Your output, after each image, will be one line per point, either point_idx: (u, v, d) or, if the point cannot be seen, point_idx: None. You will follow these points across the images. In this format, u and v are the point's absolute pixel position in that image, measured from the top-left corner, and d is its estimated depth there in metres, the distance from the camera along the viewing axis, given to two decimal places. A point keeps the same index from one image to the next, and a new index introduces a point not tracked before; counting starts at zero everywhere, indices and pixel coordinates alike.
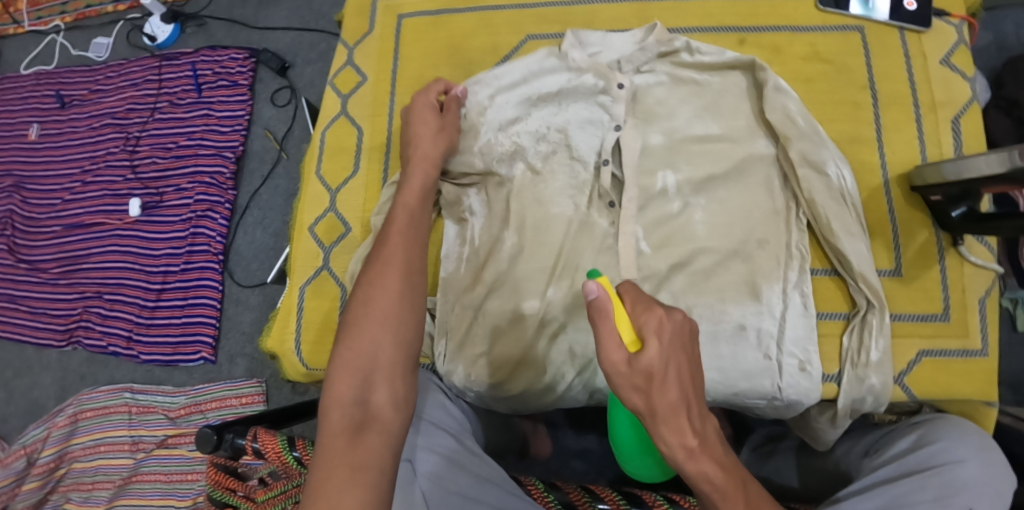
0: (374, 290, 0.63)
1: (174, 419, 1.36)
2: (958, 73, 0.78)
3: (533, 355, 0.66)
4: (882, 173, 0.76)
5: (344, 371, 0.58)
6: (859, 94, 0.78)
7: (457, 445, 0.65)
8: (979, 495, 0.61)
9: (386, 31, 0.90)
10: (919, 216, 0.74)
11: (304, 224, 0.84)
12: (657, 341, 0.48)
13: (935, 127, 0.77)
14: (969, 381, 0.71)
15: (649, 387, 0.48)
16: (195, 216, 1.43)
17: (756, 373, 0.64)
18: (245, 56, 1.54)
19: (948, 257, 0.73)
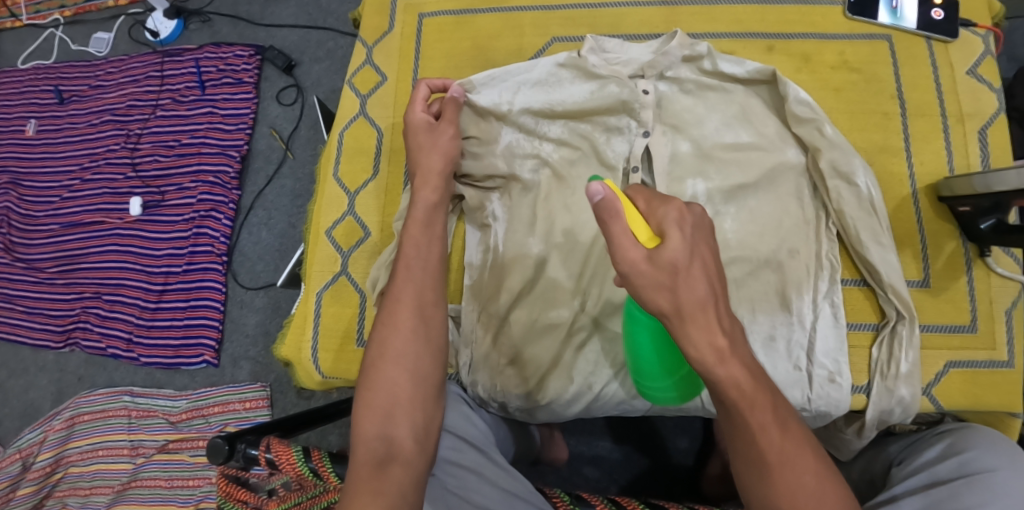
0: (387, 326, 0.63)
1: (175, 423, 1.33)
2: (985, 85, 0.76)
3: (561, 364, 0.64)
4: (911, 183, 0.74)
5: (367, 408, 0.59)
6: (888, 104, 0.76)
7: (482, 457, 0.63)
8: (1014, 503, 0.59)
9: (406, 30, 0.87)
10: (946, 227, 0.72)
11: (320, 227, 0.81)
12: (678, 234, 0.46)
13: (962, 137, 0.75)
14: (996, 394, 0.69)
15: (674, 284, 0.45)
16: (198, 217, 1.40)
17: (789, 386, 0.63)
18: (250, 53, 1.51)
19: (976, 268, 0.71)
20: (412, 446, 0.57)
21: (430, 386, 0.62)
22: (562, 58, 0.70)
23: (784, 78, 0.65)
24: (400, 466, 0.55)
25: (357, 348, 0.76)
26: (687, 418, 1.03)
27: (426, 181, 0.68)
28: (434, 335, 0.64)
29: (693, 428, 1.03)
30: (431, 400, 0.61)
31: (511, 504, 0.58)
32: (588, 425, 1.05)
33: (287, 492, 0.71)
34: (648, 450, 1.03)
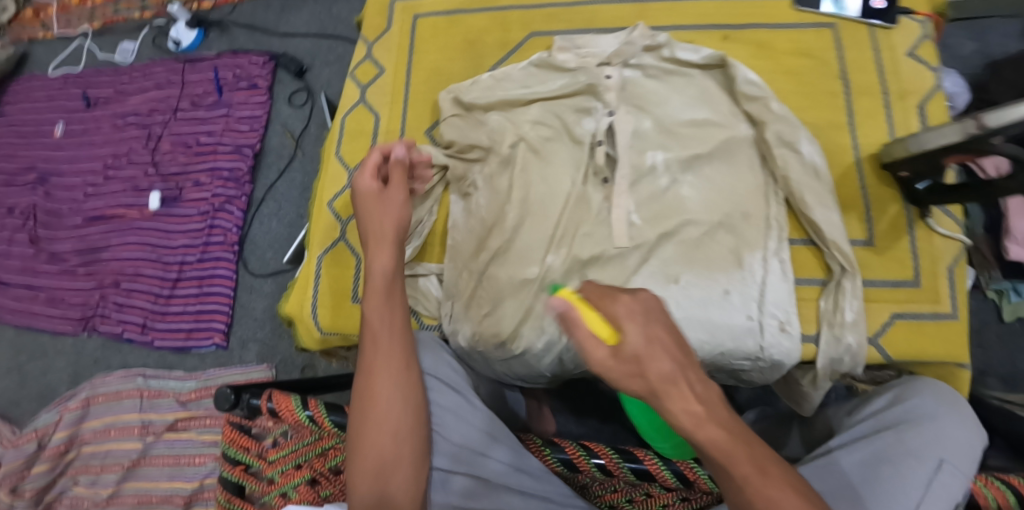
0: (366, 397, 0.64)
1: (184, 403, 1.41)
2: (924, 65, 0.84)
3: (534, 317, 0.70)
4: (855, 153, 0.81)
5: (360, 472, 0.61)
6: (834, 85, 0.84)
7: (463, 400, 0.70)
8: (951, 448, 0.65)
9: (404, 28, 0.97)
10: (889, 192, 0.79)
11: (322, 200, 0.89)
12: (633, 324, 0.48)
13: (904, 113, 0.82)
14: (940, 343, 0.75)
15: (642, 370, 0.46)
16: (213, 209, 1.49)
17: (750, 336, 0.68)
18: (264, 60, 1.62)
19: (918, 228, 0.78)
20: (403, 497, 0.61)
21: (416, 440, 0.64)
22: (538, 59, 0.82)
23: (733, 60, 0.73)
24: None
25: (352, 304, 0.84)
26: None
27: (381, 239, 0.70)
28: (411, 395, 0.65)
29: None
30: (420, 454, 0.63)
31: (489, 447, 0.67)
32: (574, 400, 1.12)
33: (285, 441, 0.78)
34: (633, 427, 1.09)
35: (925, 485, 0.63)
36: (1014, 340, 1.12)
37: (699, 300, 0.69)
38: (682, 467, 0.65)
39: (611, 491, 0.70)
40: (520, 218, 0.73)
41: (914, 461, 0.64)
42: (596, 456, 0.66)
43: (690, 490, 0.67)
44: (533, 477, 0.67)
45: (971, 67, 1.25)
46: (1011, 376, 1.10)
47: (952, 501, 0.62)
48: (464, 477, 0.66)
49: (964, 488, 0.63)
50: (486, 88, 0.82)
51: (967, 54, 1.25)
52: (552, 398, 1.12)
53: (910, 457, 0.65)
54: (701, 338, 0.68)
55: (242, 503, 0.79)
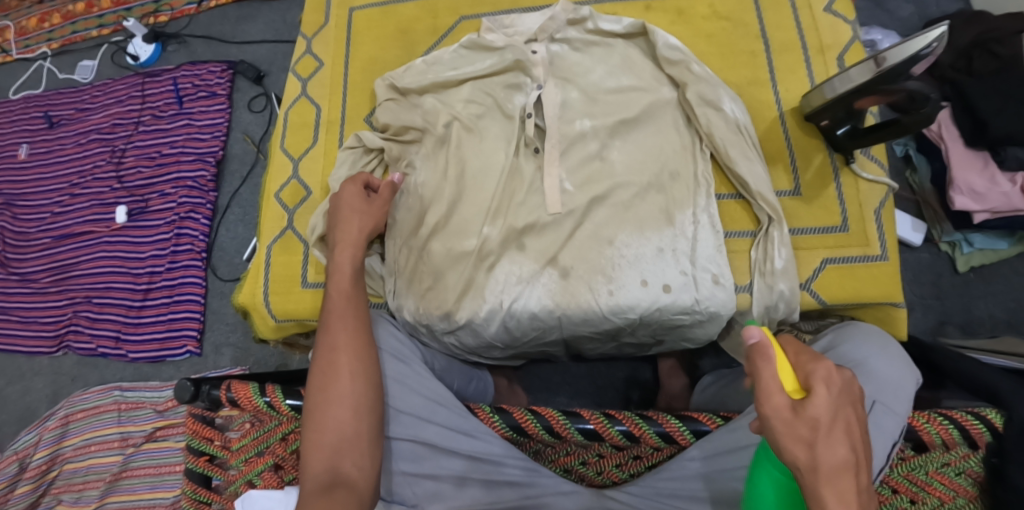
0: (329, 371, 0.66)
1: (162, 411, 1.42)
2: (841, 19, 0.90)
3: (474, 288, 0.74)
4: (778, 107, 0.86)
5: (315, 447, 0.62)
6: (754, 44, 0.90)
7: (407, 368, 0.72)
8: (882, 387, 0.68)
9: (340, 22, 1.01)
10: (814, 142, 0.84)
11: (270, 191, 0.93)
12: (825, 392, 0.49)
13: (823, 65, 0.88)
14: (873, 284, 0.79)
15: (815, 439, 0.47)
16: (179, 218, 1.50)
17: (689, 289, 0.71)
18: (222, 69, 1.63)
19: (843, 175, 0.83)
20: (358, 473, 0.61)
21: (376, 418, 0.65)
22: (466, 40, 0.86)
23: (651, 26, 0.79)
24: (344, 489, 0.59)
25: (302, 289, 0.87)
26: (637, 369, 1.11)
27: (346, 240, 0.76)
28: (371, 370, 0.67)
29: (644, 378, 1.10)
30: (375, 431, 0.64)
31: (433, 412, 0.69)
32: (542, 376, 1.14)
33: (249, 428, 0.80)
34: (601, 399, 1.11)
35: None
36: (968, 289, 1.14)
37: (633, 257, 0.72)
38: (628, 424, 0.67)
39: (564, 455, 0.71)
40: (461, 194, 0.78)
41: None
42: (544, 420, 0.68)
43: (639, 447, 0.69)
44: (482, 439, 0.68)
45: (911, 28, 1.28)
46: (968, 324, 1.12)
47: (887, 441, 0.65)
48: (410, 443, 0.68)
49: (897, 426, 0.65)
50: (419, 73, 0.86)
51: (907, 16, 1.28)
52: (520, 378, 1.14)
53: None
54: (638, 294, 0.71)
55: (209, 493, 0.81)
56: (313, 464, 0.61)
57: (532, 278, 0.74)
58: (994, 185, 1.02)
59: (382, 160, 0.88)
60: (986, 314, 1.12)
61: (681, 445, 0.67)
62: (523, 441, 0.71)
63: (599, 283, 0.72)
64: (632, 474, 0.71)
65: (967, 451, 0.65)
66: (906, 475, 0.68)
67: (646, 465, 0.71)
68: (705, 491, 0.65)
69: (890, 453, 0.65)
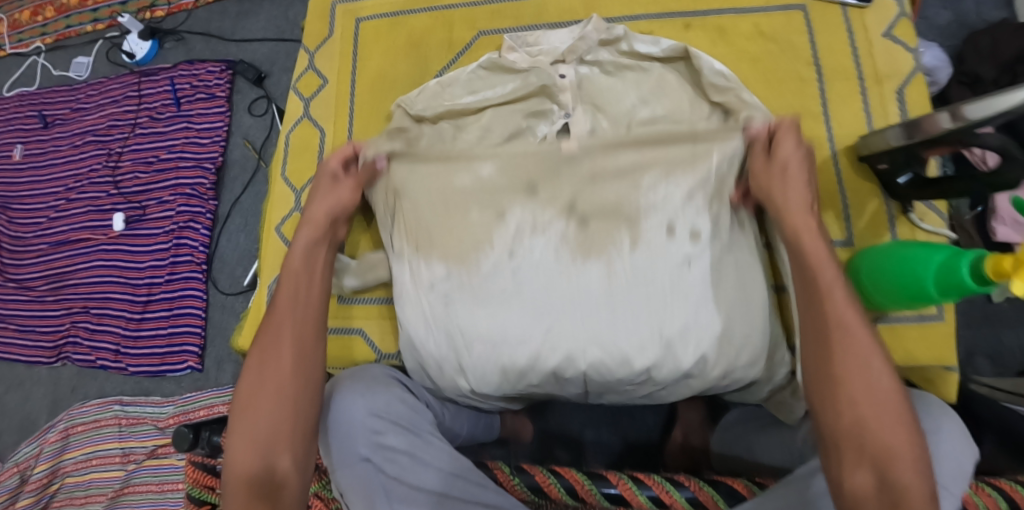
0: (269, 356, 0.69)
1: (164, 429, 1.37)
2: (901, 46, 0.89)
3: (483, 242, 0.74)
4: (830, 146, 0.87)
5: (247, 445, 0.64)
6: (804, 70, 0.90)
7: (412, 438, 0.68)
8: (944, 465, 0.61)
9: (346, 33, 1.00)
10: (868, 187, 0.84)
11: (271, 224, 0.92)
12: (789, 139, 0.72)
13: (879, 97, 0.88)
14: (928, 348, 0.83)
15: (783, 169, 0.70)
16: (177, 228, 1.44)
17: (733, 280, 0.71)
18: (221, 68, 1.56)
19: (901, 226, 0.83)
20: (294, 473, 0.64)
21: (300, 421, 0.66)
22: (485, 61, 0.88)
23: (694, 51, 0.80)
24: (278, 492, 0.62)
25: None
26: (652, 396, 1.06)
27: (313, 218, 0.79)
28: (309, 369, 0.69)
29: (657, 404, 1.05)
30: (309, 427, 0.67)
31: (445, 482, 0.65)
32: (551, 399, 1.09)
33: None
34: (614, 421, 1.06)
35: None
36: (1001, 318, 1.08)
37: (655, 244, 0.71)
38: (657, 490, 0.62)
39: None
40: (468, 163, 0.80)
41: None
42: (566, 482, 0.65)
43: None
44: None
45: (950, 37, 1.19)
46: (1003, 355, 1.06)
47: None
48: None
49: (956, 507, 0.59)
50: (433, 96, 0.89)
51: (945, 24, 1.20)
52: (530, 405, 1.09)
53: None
54: (697, 306, 0.69)
55: None
56: (244, 460, 0.64)
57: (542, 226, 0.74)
58: None
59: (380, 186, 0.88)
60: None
61: None
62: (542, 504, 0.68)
63: (616, 254, 0.71)
64: None
65: None
66: None
67: None
68: None
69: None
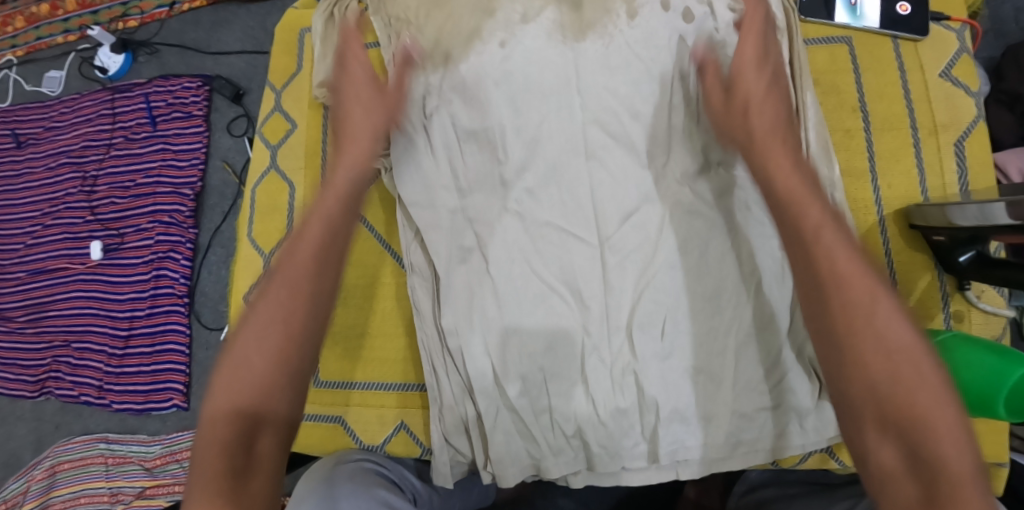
0: (296, 240, 0.62)
1: (152, 469, 1.31)
2: (960, 91, 0.83)
3: (482, 32, 0.78)
4: (878, 210, 0.80)
5: (245, 349, 0.56)
6: (850, 120, 0.83)
7: None
8: None
9: (287, 44, 0.91)
10: (920, 261, 0.79)
11: (237, 292, 0.87)
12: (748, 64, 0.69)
13: (936, 150, 0.82)
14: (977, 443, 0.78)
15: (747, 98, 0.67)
16: (157, 258, 1.37)
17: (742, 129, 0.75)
18: (197, 84, 1.46)
19: (955, 303, 0.78)
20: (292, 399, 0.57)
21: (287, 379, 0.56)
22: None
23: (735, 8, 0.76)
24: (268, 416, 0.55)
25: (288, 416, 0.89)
26: None
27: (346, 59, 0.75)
28: (324, 279, 0.61)
29: None
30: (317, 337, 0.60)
31: None
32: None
33: None
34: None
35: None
36: None
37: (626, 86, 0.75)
38: None
39: None
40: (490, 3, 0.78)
41: None
42: None
43: None
44: None
45: (982, 47, 1.10)
46: None
47: None
48: None
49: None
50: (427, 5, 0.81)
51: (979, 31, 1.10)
52: None
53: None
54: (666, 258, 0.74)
55: None
56: (238, 367, 0.56)
57: (537, 15, 0.77)
58: None
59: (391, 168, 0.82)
60: None
61: None
62: None
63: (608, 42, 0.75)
64: None
65: None
66: None
67: None
68: None
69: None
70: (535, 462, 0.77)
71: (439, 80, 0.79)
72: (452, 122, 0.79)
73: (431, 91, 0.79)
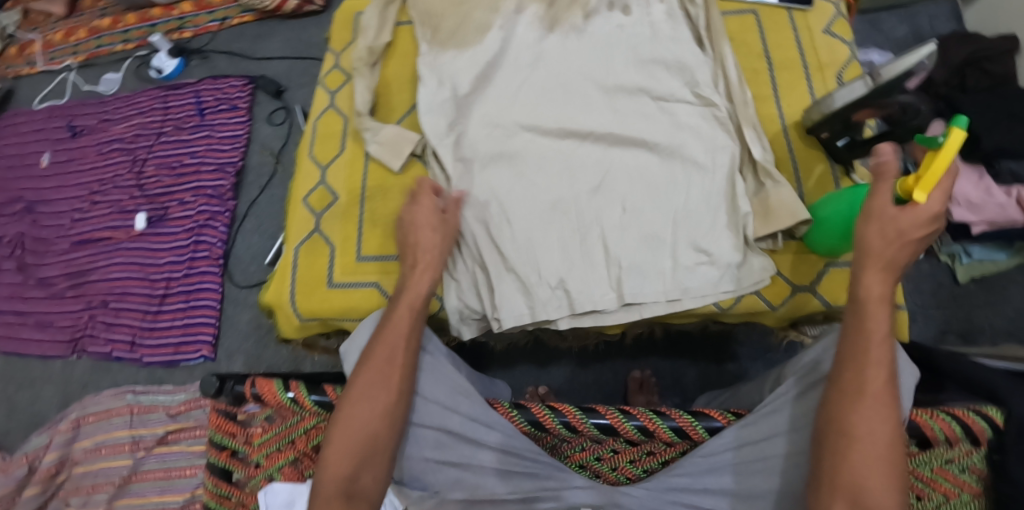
0: (380, 340, 0.73)
1: (175, 415, 1.43)
2: (838, 39, 0.97)
3: (491, 26, 0.94)
4: (781, 121, 0.93)
5: (344, 449, 0.66)
6: (757, 62, 0.96)
7: (433, 361, 0.76)
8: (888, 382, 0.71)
9: (344, 20, 1.06)
10: (815, 154, 0.91)
11: (298, 197, 0.95)
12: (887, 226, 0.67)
13: (823, 82, 0.95)
14: None
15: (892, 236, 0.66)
16: (198, 226, 1.54)
17: (688, 58, 0.89)
18: (243, 83, 1.69)
19: (844, 184, 0.89)
20: (375, 486, 0.67)
21: (395, 436, 0.69)
22: None
23: None
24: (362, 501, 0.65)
25: (327, 289, 0.88)
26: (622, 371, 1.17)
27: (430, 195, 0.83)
28: (402, 390, 0.70)
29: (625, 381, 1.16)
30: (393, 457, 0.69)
31: (457, 402, 0.73)
32: (543, 354, 1.19)
33: (270, 424, 0.82)
34: (604, 393, 1.17)
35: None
36: (968, 298, 1.23)
37: (591, 26, 0.92)
38: (642, 419, 0.71)
39: (579, 450, 0.75)
40: None
41: None
42: (562, 416, 0.71)
43: (652, 442, 0.73)
44: (499, 430, 0.70)
45: None
46: (966, 331, 1.21)
47: None
48: (434, 431, 0.72)
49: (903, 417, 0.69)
50: None
51: (901, 36, 1.42)
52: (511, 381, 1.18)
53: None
54: (644, 172, 0.84)
55: (230, 488, 0.83)
56: (338, 446, 0.66)
57: (525, 9, 0.95)
58: (989, 196, 1.08)
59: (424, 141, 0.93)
60: (986, 323, 1.21)
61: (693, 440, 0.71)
62: (540, 436, 0.74)
63: (576, 10, 0.93)
64: (646, 470, 0.75)
65: (969, 447, 0.68)
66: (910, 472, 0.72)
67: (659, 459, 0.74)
68: (717, 484, 0.68)
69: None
70: (529, 312, 0.81)
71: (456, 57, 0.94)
72: (451, 67, 0.94)
73: (447, 65, 0.94)
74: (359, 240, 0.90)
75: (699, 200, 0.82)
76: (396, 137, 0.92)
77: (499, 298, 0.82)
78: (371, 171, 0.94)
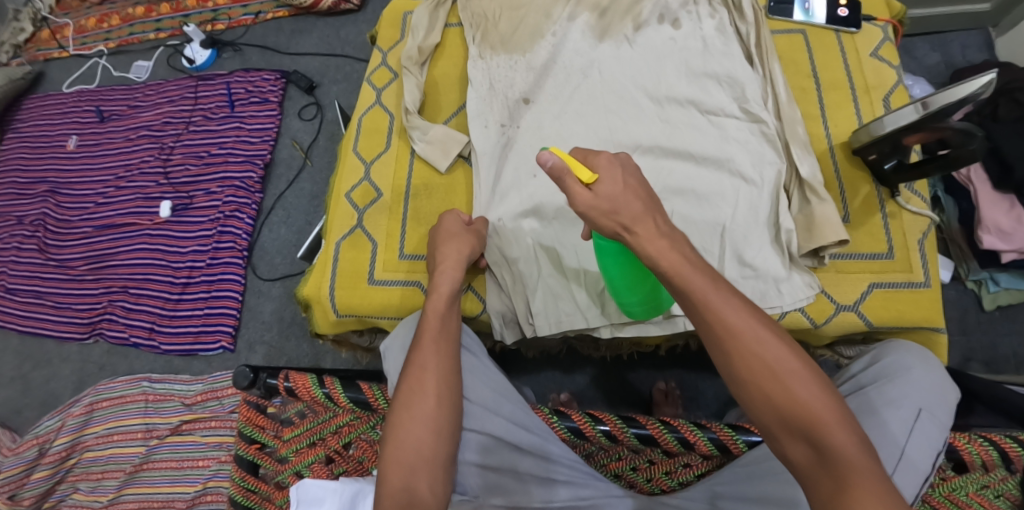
0: (416, 351, 0.72)
1: (189, 405, 1.41)
2: (886, 63, 0.96)
3: (544, 33, 0.96)
4: (828, 141, 0.93)
5: (396, 464, 0.65)
6: (805, 82, 0.96)
7: (475, 362, 0.78)
8: (927, 397, 0.73)
9: (392, 20, 1.07)
10: (860, 174, 0.90)
11: (341, 191, 0.95)
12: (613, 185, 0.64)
13: (869, 104, 0.94)
14: (916, 310, 0.83)
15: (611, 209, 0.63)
16: (223, 216, 1.55)
17: (739, 71, 0.89)
18: (275, 77, 1.70)
19: (889, 206, 0.88)
20: (433, 498, 0.64)
21: (444, 443, 0.68)
22: None
23: None
24: None
25: (368, 286, 0.88)
26: (652, 379, 1.15)
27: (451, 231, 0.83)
28: (446, 395, 0.70)
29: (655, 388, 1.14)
30: (448, 465, 0.67)
31: (500, 405, 0.75)
32: (568, 360, 1.19)
33: (301, 420, 0.82)
34: (630, 402, 1.15)
35: (909, 433, 0.70)
36: (993, 327, 1.22)
37: (642, 36, 0.92)
38: (683, 431, 0.71)
39: (615, 459, 0.75)
40: None
41: (900, 412, 0.71)
42: (603, 424, 0.73)
43: (690, 454, 0.73)
44: (543, 437, 0.74)
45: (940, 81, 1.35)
46: (993, 361, 1.20)
47: (935, 447, 0.70)
48: (479, 434, 0.72)
49: (942, 433, 0.71)
50: None
51: (933, 64, 1.43)
52: (536, 386, 1.18)
53: (897, 408, 0.71)
54: (692, 184, 0.84)
55: (257, 481, 0.82)
56: (391, 460, 0.65)
57: (577, 18, 0.95)
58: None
59: (469, 147, 0.93)
60: (1011, 352, 1.20)
61: (734, 454, 0.71)
62: (578, 443, 0.76)
63: (628, 21, 0.94)
64: (681, 482, 0.74)
65: (1006, 473, 0.69)
66: (948, 496, 0.71)
67: (696, 473, 0.74)
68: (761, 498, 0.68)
69: (936, 461, 0.70)
70: (569, 322, 0.83)
71: (506, 62, 0.95)
72: (499, 74, 0.95)
73: (496, 69, 0.95)
74: (402, 237, 0.90)
75: (745, 213, 0.83)
76: (444, 137, 0.93)
77: (540, 304, 0.83)
78: (415, 170, 0.94)
